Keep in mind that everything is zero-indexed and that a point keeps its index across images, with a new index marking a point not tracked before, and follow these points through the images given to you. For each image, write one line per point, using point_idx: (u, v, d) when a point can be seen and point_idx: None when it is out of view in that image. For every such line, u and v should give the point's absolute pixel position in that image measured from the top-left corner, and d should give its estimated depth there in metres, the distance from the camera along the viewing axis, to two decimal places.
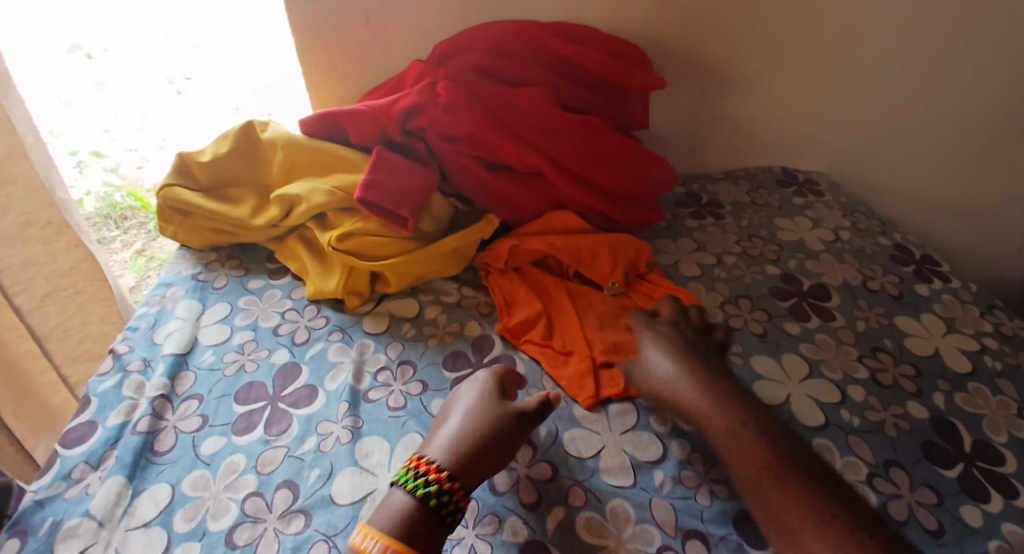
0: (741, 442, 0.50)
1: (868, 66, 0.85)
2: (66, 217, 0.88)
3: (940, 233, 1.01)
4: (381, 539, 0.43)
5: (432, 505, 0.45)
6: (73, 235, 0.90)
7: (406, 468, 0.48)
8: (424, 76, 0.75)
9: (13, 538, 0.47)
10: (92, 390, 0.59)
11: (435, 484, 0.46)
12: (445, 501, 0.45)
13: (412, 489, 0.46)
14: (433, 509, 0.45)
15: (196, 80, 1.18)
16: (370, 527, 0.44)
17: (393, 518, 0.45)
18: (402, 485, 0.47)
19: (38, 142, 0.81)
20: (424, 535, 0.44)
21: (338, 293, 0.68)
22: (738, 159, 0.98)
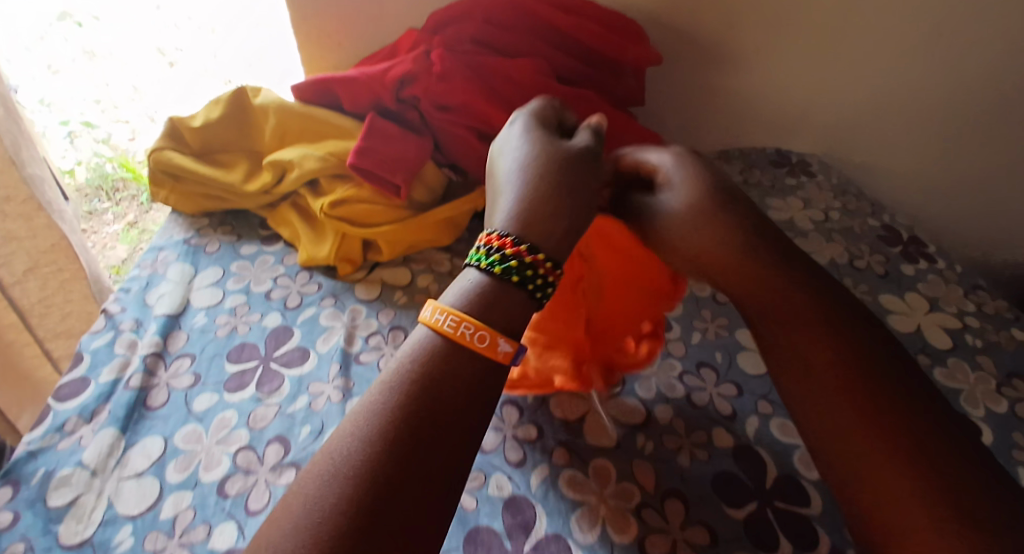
0: (825, 361, 0.43)
1: (863, 46, 0.84)
2: (37, 196, 0.84)
3: (933, 218, 1.01)
4: (455, 314, 0.41)
5: (518, 281, 0.43)
6: (50, 214, 0.87)
7: (482, 247, 0.45)
8: (418, 44, 0.75)
9: (5, 486, 0.48)
10: (85, 348, 0.59)
11: (517, 259, 0.43)
12: (532, 277, 0.43)
13: (492, 266, 0.43)
14: (512, 281, 0.43)
15: (187, 52, 1.18)
16: (441, 302, 0.42)
17: (467, 297, 0.42)
18: (478, 265, 0.44)
19: (8, 115, 0.76)
20: (503, 310, 0.42)
21: (331, 261, 0.69)
22: (732, 139, 0.97)
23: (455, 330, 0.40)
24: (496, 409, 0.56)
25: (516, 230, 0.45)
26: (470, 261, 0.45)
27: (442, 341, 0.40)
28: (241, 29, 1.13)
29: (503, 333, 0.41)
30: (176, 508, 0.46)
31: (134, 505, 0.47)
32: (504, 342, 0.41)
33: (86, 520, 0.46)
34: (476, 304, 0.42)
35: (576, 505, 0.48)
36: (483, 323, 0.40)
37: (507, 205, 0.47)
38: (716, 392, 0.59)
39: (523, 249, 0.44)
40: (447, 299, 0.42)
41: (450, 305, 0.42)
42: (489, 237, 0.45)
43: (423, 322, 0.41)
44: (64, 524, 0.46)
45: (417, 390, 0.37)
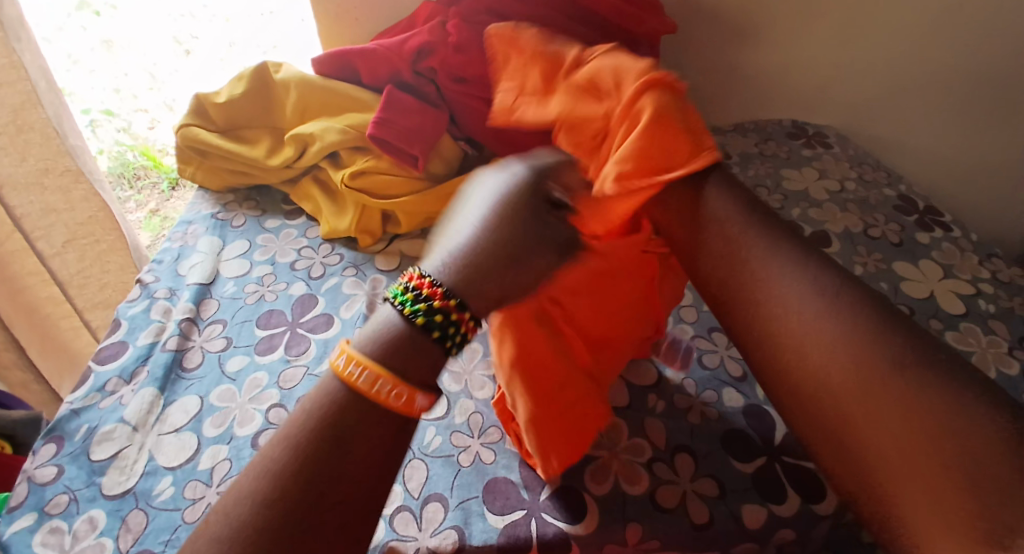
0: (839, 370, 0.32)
1: (880, 13, 0.82)
2: (82, 165, 0.90)
3: (954, 195, 0.98)
4: (370, 366, 0.32)
5: (434, 336, 0.34)
6: (89, 184, 0.91)
7: (400, 284, 0.36)
8: (436, 14, 0.76)
9: (50, 443, 0.52)
10: (122, 314, 0.63)
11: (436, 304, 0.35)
12: (450, 333, 0.35)
13: (410, 310, 0.35)
14: (433, 335, 0.35)
15: (203, 39, 1.20)
16: (352, 350, 0.33)
17: (380, 341, 0.34)
18: (398, 306, 0.35)
19: (50, 89, 0.82)
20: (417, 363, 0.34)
21: (352, 232, 0.71)
22: (751, 109, 0.95)
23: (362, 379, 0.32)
24: None
25: (443, 275, 0.37)
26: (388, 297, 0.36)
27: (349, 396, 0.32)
28: (253, 14, 1.15)
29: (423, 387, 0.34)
30: (213, 460, 0.49)
31: (173, 457, 0.50)
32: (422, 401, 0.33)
33: (128, 472, 0.50)
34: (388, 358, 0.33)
35: (590, 460, 0.50)
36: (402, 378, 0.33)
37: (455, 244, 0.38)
38: (728, 354, 0.60)
39: (438, 295, 0.35)
40: (359, 341, 0.34)
41: (361, 350, 0.34)
42: (410, 276, 0.37)
43: (332, 371, 0.33)
44: (107, 475, 0.49)
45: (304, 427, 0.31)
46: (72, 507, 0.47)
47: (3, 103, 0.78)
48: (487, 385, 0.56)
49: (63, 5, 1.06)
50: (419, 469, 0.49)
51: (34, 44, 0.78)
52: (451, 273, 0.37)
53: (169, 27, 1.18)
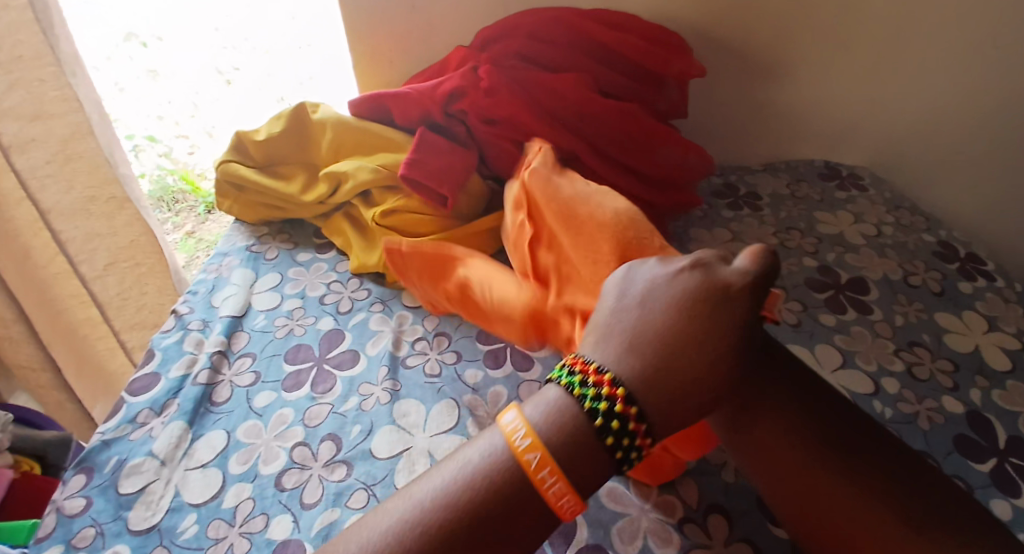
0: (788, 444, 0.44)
1: (910, 59, 0.82)
2: (127, 193, 0.93)
3: (1003, 242, 0.94)
4: (529, 439, 0.37)
5: (598, 423, 0.37)
6: (133, 210, 0.95)
7: (563, 366, 0.42)
8: (467, 60, 0.78)
9: (80, 473, 0.52)
10: (156, 345, 0.64)
11: (605, 390, 0.38)
12: (613, 429, 0.37)
13: (579, 390, 0.39)
14: (600, 432, 0.37)
15: (243, 71, 1.27)
16: (521, 415, 0.39)
17: (547, 412, 0.38)
18: (569, 382, 0.40)
19: (102, 121, 0.87)
20: (575, 458, 0.37)
21: (380, 268, 0.71)
22: (781, 151, 0.94)
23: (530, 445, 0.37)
24: None
25: (619, 373, 0.39)
26: (557, 375, 0.41)
27: (510, 463, 0.37)
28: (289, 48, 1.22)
29: (568, 480, 0.36)
30: (237, 498, 0.49)
31: (198, 494, 0.50)
32: (556, 487, 0.36)
33: (154, 507, 0.50)
34: (555, 425, 0.38)
35: (618, 517, 0.48)
36: (551, 464, 0.36)
37: (555, 401, 0.39)
38: None
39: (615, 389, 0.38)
40: (528, 412, 0.39)
41: (530, 421, 0.38)
42: (576, 360, 0.42)
43: (503, 432, 0.39)
44: (134, 509, 0.50)
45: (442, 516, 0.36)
46: (98, 541, 0.48)
47: (53, 134, 0.82)
48: None
49: (112, 38, 1.17)
50: None
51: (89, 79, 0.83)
52: (543, 424, 0.38)
53: (213, 59, 1.26)
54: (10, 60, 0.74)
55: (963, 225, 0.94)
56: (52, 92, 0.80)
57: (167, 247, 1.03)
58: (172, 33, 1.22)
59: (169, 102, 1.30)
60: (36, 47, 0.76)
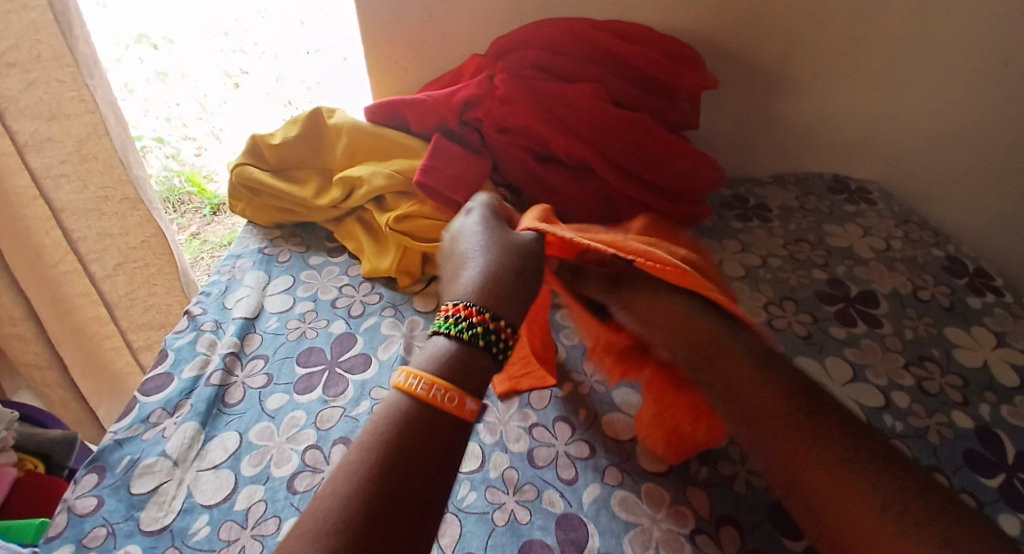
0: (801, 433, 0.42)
1: (920, 75, 0.82)
2: (140, 194, 0.94)
3: (1013, 258, 0.94)
4: (426, 379, 0.41)
5: (481, 344, 0.45)
6: (145, 211, 0.96)
7: (440, 318, 0.47)
8: (482, 70, 0.79)
9: (92, 473, 0.53)
10: (169, 345, 0.64)
11: (476, 318, 0.46)
12: (494, 341, 0.46)
13: (455, 330, 0.45)
14: (481, 343, 0.45)
15: (250, 75, 1.28)
16: (410, 369, 0.42)
17: (434, 357, 0.44)
18: (444, 330, 0.46)
19: (117, 122, 0.87)
20: (468, 367, 0.44)
21: (392, 272, 0.72)
22: (791, 163, 0.94)
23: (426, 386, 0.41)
24: (550, 426, 0.57)
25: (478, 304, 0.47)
26: (436, 329, 0.46)
27: (417, 408, 0.40)
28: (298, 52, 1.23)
29: (470, 393, 0.43)
30: (249, 500, 0.49)
31: (211, 495, 0.50)
32: (468, 404, 0.42)
33: (166, 508, 0.50)
34: (445, 368, 0.43)
35: (629, 527, 0.48)
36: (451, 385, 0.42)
37: (436, 345, 0.45)
38: None
39: (482, 316, 0.46)
40: (414, 364, 0.43)
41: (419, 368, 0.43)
42: (447, 309, 0.48)
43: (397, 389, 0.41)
44: (146, 510, 0.50)
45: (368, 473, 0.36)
46: (109, 541, 0.48)
47: (69, 134, 0.82)
48: (523, 438, 0.55)
49: (123, 39, 1.20)
50: (453, 524, 0.48)
51: (106, 80, 0.84)
52: (438, 358, 0.44)
53: (221, 63, 1.28)
54: (30, 60, 0.75)
55: (972, 241, 0.94)
56: (69, 92, 0.80)
57: (176, 249, 1.03)
58: (181, 36, 1.23)
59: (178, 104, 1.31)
60: (54, 47, 0.77)
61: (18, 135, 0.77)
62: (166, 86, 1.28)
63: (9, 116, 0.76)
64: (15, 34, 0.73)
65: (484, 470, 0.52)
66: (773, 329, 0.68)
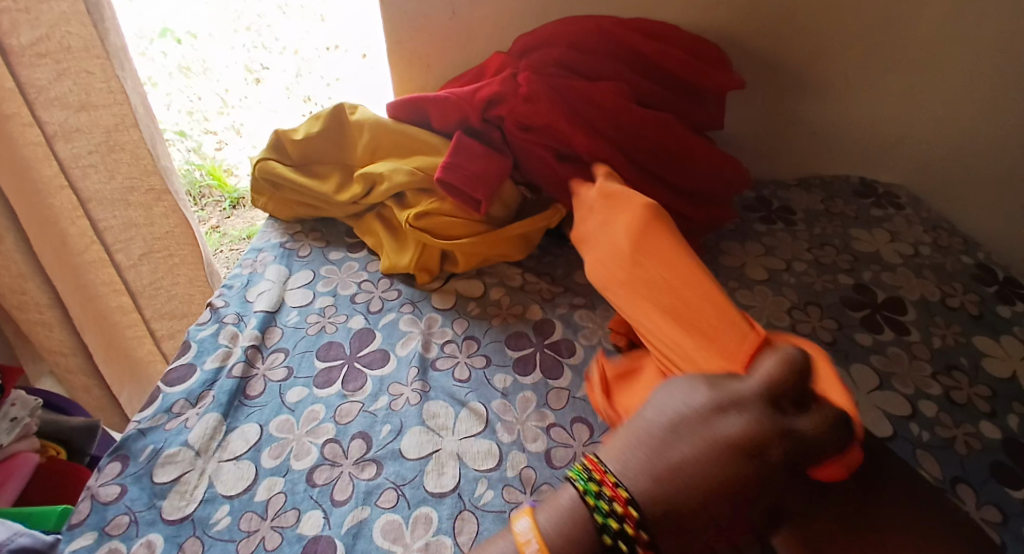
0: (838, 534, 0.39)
1: (951, 78, 0.80)
2: (167, 185, 0.95)
3: None
4: (538, 546, 0.39)
5: (597, 524, 0.39)
6: (170, 202, 0.97)
7: (583, 468, 0.43)
8: (506, 67, 0.78)
9: (115, 461, 0.53)
10: (192, 336, 0.65)
11: (613, 503, 0.39)
12: (615, 533, 0.38)
13: (585, 494, 0.40)
14: (601, 533, 0.39)
15: (270, 70, 1.31)
16: (533, 522, 0.41)
17: (560, 517, 0.40)
18: (575, 485, 0.42)
19: (146, 114, 0.89)
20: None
21: (411, 269, 0.72)
22: (816, 166, 0.92)
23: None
24: (566, 425, 0.56)
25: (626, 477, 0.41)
26: (571, 476, 0.43)
27: None
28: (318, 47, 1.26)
29: None
30: (269, 492, 0.50)
31: (231, 486, 0.51)
32: None
33: (188, 497, 0.50)
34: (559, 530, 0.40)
35: None
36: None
37: (566, 503, 0.41)
38: None
39: (631, 519, 0.38)
40: (540, 520, 0.41)
41: (541, 528, 0.40)
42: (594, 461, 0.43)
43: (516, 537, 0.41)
44: (168, 499, 0.50)
45: None
46: (131, 529, 0.48)
47: (97, 124, 0.84)
48: (540, 438, 0.54)
49: (147, 32, 1.22)
50: (470, 522, 0.47)
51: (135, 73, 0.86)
52: (556, 524, 0.40)
53: (242, 58, 1.30)
54: (60, 50, 0.76)
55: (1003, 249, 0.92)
56: (98, 83, 0.81)
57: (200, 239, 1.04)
58: (205, 30, 1.26)
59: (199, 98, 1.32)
60: (84, 38, 0.77)
61: (47, 125, 0.79)
62: (188, 80, 1.29)
63: (39, 105, 0.77)
64: (46, 25, 0.74)
65: (502, 469, 0.52)
66: (797, 334, 0.67)
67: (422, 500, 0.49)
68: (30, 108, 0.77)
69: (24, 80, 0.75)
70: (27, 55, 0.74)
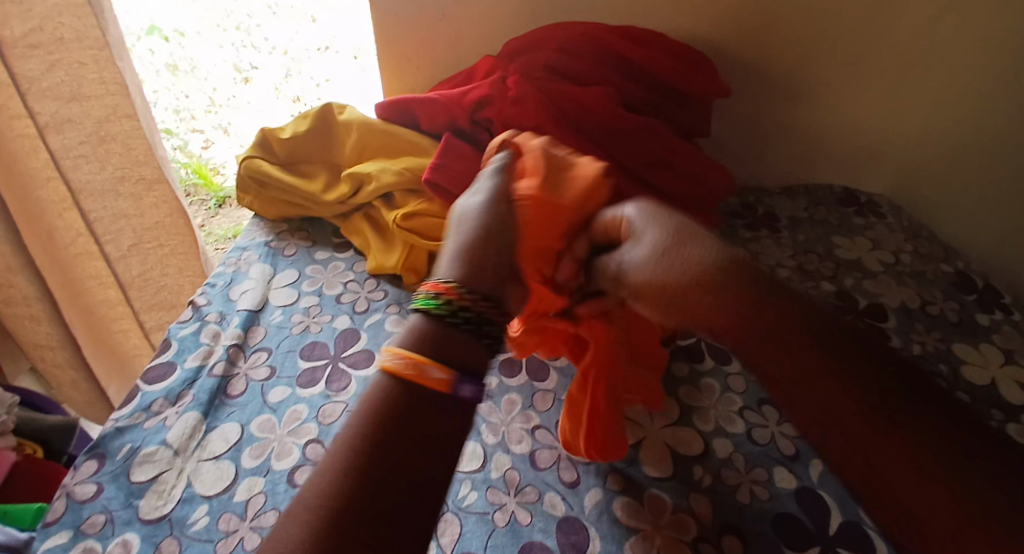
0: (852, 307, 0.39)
1: (934, 90, 0.82)
2: (159, 174, 0.94)
3: None
4: (403, 353, 0.39)
5: (448, 322, 0.41)
6: (160, 192, 0.96)
7: (425, 293, 0.43)
8: (494, 70, 0.79)
9: (91, 460, 0.52)
10: (173, 334, 0.64)
11: (444, 295, 0.41)
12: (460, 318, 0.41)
13: (428, 310, 0.41)
14: (449, 323, 0.41)
15: (259, 70, 1.30)
16: (390, 345, 0.40)
17: (415, 338, 0.41)
18: (419, 309, 0.42)
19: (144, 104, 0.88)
20: (437, 341, 0.40)
21: (398, 270, 0.72)
22: (800, 173, 0.93)
23: (418, 373, 0.38)
24: (552, 427, 0.56)
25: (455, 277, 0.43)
26: (418, 305, 0.42)
27: (393, 384, 0.38)
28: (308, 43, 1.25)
29: (438, 359, 0.39)
30: (249, 492, 0.49)
31: (210, 486, 0.50)
32: (435, 372, 0.38)
33: (166, 497, 0.49)
34: (420, 342, 0.40)
35: (631, 533, 0.48)
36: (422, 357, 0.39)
37: (410, 328, 0.41)
38: (779, 431, 0.57)
39: (459, 295, 0.42)
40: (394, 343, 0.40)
41: (399, 345, 0.40)
42: (430, 284, 0.43)
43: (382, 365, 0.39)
44: (146, 498, 0.49)
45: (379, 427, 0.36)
46: (107, 529, 0.47)
47: (88, 115, 0.82)
48: (525, 440, 0.54)
49: (134, 29, 1.21)
50: (453, 524, 0.48)
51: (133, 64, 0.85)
52: (417, 335, 0.41)
53: (231, 56, 1.29)
54: (52, 41, 0.75)
55: None
56: (91, 74, 0.80)
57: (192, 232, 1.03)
58: (192, 27, 1.25)
59: (186, 97, 1.30)
60: (75, 29, 0.76)
61: (39, 116, 0.78)
62: (175, 79, 1.28)
63: (31, 96, 0.76)
64: (39, 16, 0.72)
65: (485, 470, 0.52)
66: None
67: None
68: (23, 101, 0.75)
69: (17, 71, 0.74)
70: (20, 47, 0.73)
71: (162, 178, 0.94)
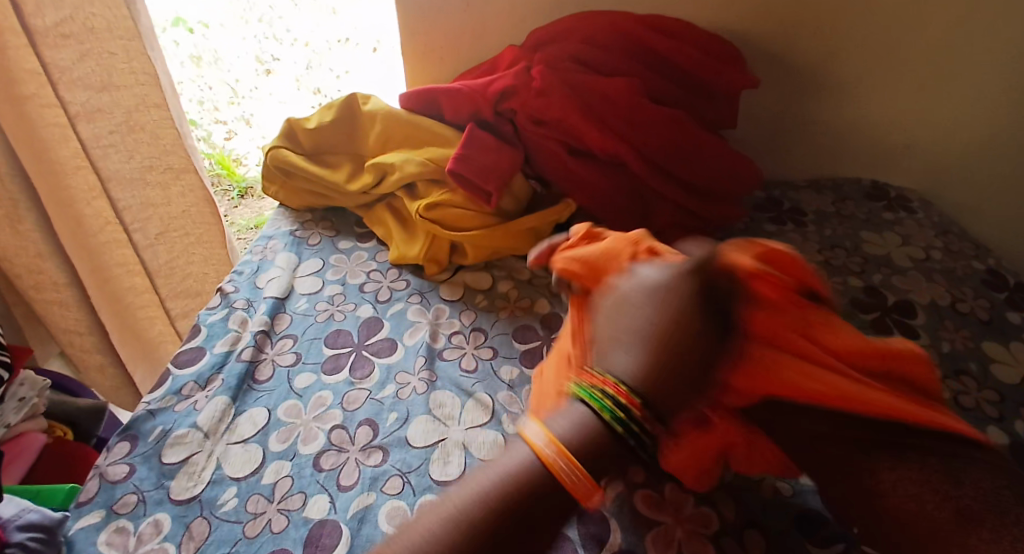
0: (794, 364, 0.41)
1: (970, 82, 0.80)
2: (184, 164, 0.96)
3: None
4: (554, 450, 0.36)
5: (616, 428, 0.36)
6: (186, 182, 0.97)
7: (587, 382, 0.39)
8: (519, 60, 0.79)
9: (125, 441, 0.54)
10: (202, 320, 0.66)
11: (620, 395, 0.37)
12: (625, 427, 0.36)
13: (595, 402, 0.37)
14: (613, 429, 0.36)
15: (281, 62, 1.31)
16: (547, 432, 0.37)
17: (573, 428, 0.37)
18: (581, 397, 0.38)
19: (173, 95, 0.90)
20: (593, 447, 0.36)
21: (420, 260, 0.72)
22: (828, 167, 0.92)
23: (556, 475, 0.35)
24: None
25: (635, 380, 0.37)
26: (575, 392, 0.39)
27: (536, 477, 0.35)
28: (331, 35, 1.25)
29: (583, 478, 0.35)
30: (276, 476, 0.50)
31: (238, 468, 0.51)
32: (587, 487, 0.35)
33: (196, 478, 0.51)
34: (578, 451, 0.36)
35: (652, 525, 0.48)
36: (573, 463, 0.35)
37: (563, 422, 0.37)
38: None
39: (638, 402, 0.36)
40: (551, 427, 0.37)
41: (552, 434, 0.37)
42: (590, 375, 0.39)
43: (529, 447, 0.37)
44: (176, 479, 0.51)
45: (499, 509, 0.34)
46: (139, 508, 0.49)
47: (118, 105, 0.84)
48: None
49: (160, 20, 1.23)
50: None
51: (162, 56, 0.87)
52: (564, 430, 0.37)
53: (254, 47, 1.30)
54: (84, 31, 0.77)
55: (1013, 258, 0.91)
56: (121, 64, 0.82)
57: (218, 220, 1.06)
58: (217, 19, 1.26)
59: (210, 88, 1.33)
60: (107, 19, 0.78)
61: (70, 105, 0.79)
62: (200, 69, 1.30)
63: (62, 86, 0.77)
64: (71, 6, 0.74)
65: None
66: None
67: (427, 488, 0.49)
68: (53, 88, 0.77)
69: (49, 61, 0.75)
70: (52, 36, 0.74)
71: (190, 167, 0.97)
